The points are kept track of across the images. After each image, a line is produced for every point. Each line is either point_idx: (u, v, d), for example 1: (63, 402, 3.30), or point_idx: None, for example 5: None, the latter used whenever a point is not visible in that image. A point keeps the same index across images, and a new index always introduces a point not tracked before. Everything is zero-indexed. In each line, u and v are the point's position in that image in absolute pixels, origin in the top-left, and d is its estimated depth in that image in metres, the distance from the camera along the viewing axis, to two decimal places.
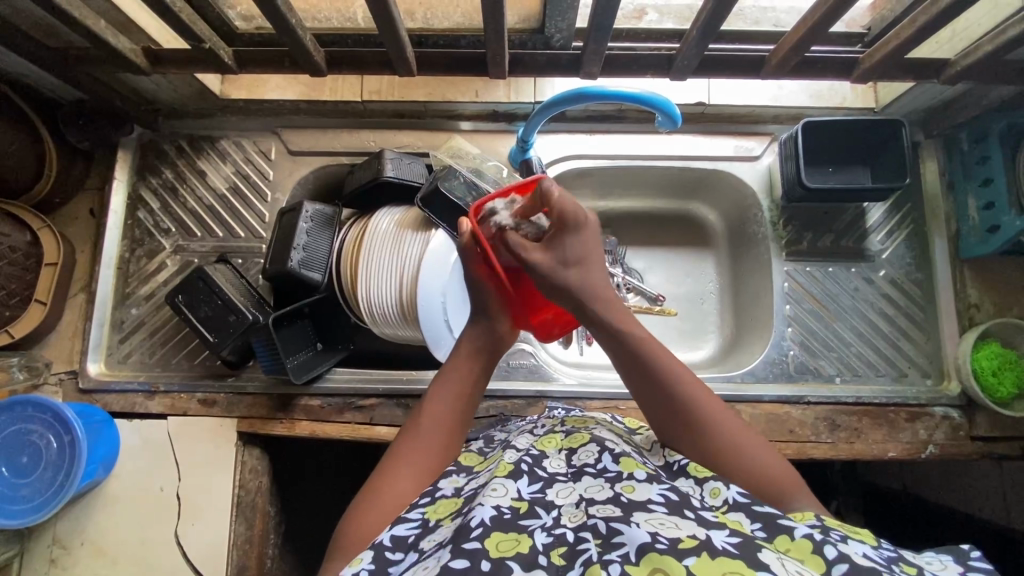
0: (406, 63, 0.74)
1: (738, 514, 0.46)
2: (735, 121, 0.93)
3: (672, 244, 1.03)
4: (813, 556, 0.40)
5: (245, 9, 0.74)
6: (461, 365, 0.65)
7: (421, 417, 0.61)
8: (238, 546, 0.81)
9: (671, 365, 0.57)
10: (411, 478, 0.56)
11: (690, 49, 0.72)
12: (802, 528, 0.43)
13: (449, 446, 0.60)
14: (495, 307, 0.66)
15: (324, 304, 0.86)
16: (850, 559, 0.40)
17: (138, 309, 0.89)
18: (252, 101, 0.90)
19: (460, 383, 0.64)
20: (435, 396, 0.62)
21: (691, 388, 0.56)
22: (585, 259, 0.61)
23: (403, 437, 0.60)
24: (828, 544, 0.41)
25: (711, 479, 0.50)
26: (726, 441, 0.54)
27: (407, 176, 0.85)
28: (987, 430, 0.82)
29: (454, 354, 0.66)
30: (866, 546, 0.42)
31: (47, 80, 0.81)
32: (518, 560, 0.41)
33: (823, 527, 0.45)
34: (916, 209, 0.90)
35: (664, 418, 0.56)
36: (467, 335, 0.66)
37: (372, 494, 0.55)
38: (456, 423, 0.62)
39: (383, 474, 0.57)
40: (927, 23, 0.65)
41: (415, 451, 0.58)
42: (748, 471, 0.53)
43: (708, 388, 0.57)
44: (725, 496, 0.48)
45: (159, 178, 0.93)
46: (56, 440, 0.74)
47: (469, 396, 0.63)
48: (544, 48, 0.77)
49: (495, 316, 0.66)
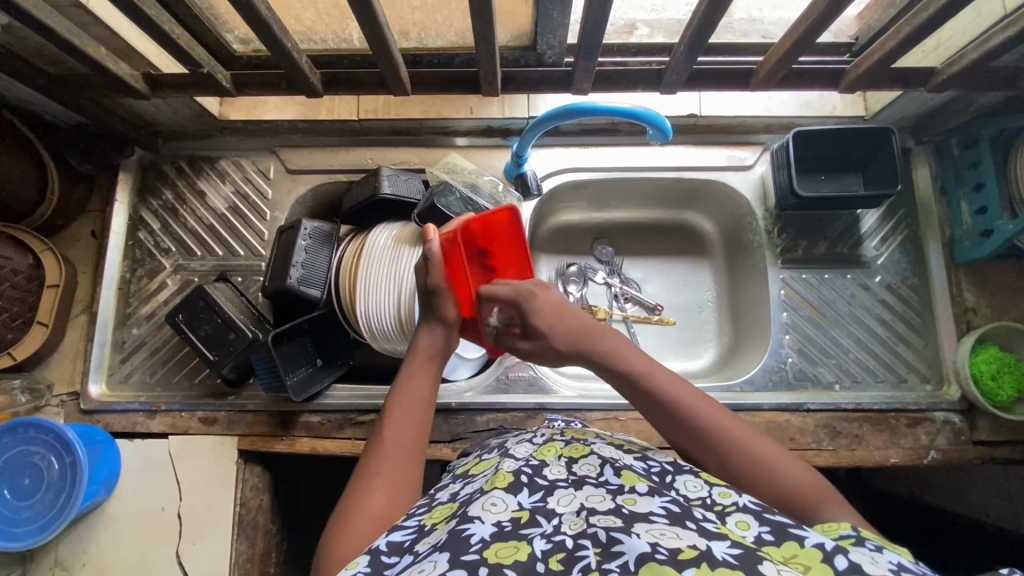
0: (401, 82, 0.75)
1: (746, 515, 0.46)
2: (727, 131, 0.94)
3: (668, 254, 1.04)
4: (820, 562, 0.40)
5: (243, 32, 0.75)
6: (419, 372, 0.66)
7: (387, 428, 0.61)
8: (240, 564, 0.82)
9: (672, 387, 0.58)
10: (383, 491, 0.55)
11: (679, 63, 0.73)
12: (813, 538, 0.42)
13: (416, 458, 0.59)
14: (454, 316, 0.69)
15: (324, 321, 0.87)
16: (861, 569, 0.39)
17: (139, 329, 0.90)
18: (250, 122, 0.92)
19: (418, 388, 0.64)
20: (398, 405, 0.62)
21: (699, 408, 0.57)
22: (559, 315, 0.65)
23: (369, 455, 0.59)
24: (840, 554, 0.40)
25: (721, 483, 0.51)
26: (744, 455, 0.54)
27: (403, 193, 0.86)
28: (989, 434, 0.82)
29: (409, 361, 0.67)
30: (903, 557, 0.42)
31: (49, 105, 0.83)
32: (515, 567, 0.41)
33: (856, 536, 0.45)
34: (910, 215, 0.91)
35: (675, 433, 0.58)
36: (424, 341, 0.69)
37: (345, 512, 0.53)
38: (418, 428, 0.61)
39: (356, 491, 0.55)
40: (912, 33, 0.66)
41: (385, 465, 0.57)
42: (768, 483, 0.52)
43: (717, 405, 0.58)
44: (735, 498, 0.48)
45: (160, 199, 0.94)
46: (57, 461, 0.74)
47: (428, 400, 0.64)
48: (536, 65, 0.78)
49: (453, 327, 0.70)
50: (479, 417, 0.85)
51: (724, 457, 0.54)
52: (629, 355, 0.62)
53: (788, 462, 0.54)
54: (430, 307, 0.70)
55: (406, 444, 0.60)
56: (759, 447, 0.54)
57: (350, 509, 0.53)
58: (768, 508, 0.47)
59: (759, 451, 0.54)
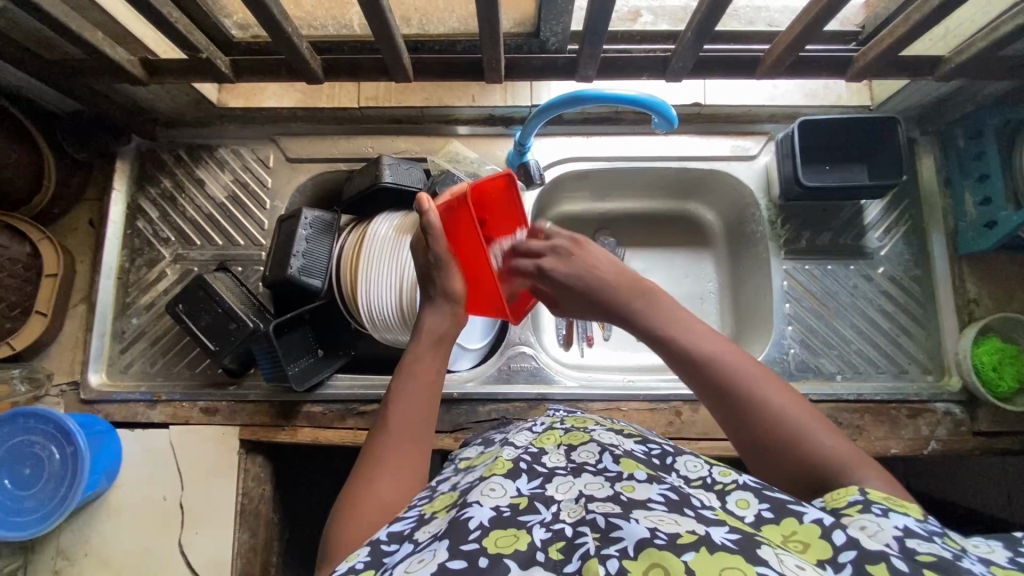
0: (403, 69, 0.74)
1: (745, 494, 0.46)
2: (732, 121, 0.94)
3: (670, 244, 1.03)
4: (820, 540, 0.40)
5: (241, 17, 0.75)
6: (426, 357, 0.64)
7: (390, 414, 0.60)
8: (243, 554, 0.82)
9: (699, 339, 0.57)
10: (390, 480, 0.55)
11: (685, 51, 0.72)
12: (813, 513, 0.42)
13: (422, 446, 0.59)
14: (457, 288, 0.68)
15: (324, 311, 0.88)
16: (859, 544, 0.39)
17: (139, 318, 0.89)
18: (249, 108, 0.92)
19: (426, 373, 0.63)
20: (403, 391, 0.61)
21: (726, 360, 0.55)
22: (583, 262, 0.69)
23: (374, 440, 0.59)
24: (838, 529, 0.41)
25: (720, 462, 0.51)
26: (774, 413, 0.52)
27: (405, 182, 0.85)
28: (989, 425, 0.82)
29: (415, 343, 0.65)
30: (909, 519, 0.43)
31: (46, 93, 0.82)
32: (515, 557, 0.40)
33: (864, 501, 0.44)
34: (914, 206, 0.91)
35: (706, 392, 0.55)
36: (430, 323, 0.67)
37: (352, 499, 0.53)
38: (423, 416, 0.60)
39: (361, 478, 0.55)
40: (920, 21, 0.66)
41: (391, 453, 0.57)
42: (795, 449, 0.50)
43: (751, 360, 0.56)
44: (734, 477, 0.49)
45: (158, 188, 0.93)
46: (58, 451, 0.74)
47: (435, 385, 0.63)
48: (540, 52, 0.77)
49: (455, 299, 0.68)
50: (481, 407, 0.85)
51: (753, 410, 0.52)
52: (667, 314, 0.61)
53: (818, 424, 0.51)
54: (431, 281, 0.68)
55: (414, 435, 0.58)
56: (789, 407, 0.52)
57: (356, 498, 0.53)
58: (767, 486, 0.47)
59: (789, 411, 0.51)
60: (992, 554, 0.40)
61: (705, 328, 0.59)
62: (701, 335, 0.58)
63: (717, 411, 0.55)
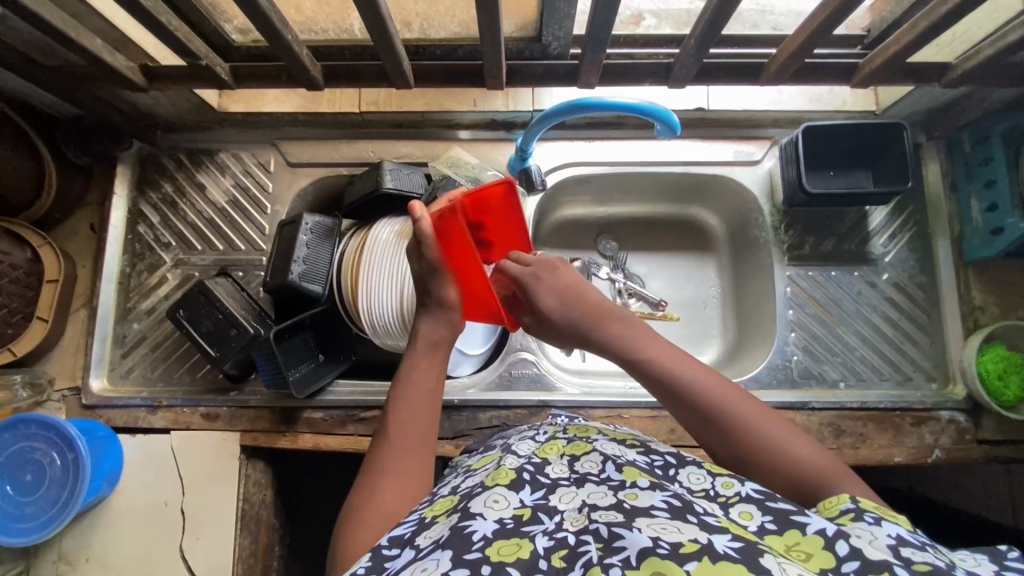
0: (403, 74, 0.73)
1: (748, 506, 0.45)
2: (736, 125, 0.93)
3: (672, 249, 1.03)
4: (825, 551, 0.40)
5: (241, 22, 0.73)
6: (424, 363, 0.64)
7: (390, 422, 0.60)
8: (243, 560, 0.82)
9: (676, 365, 0.57)
10: (393, 487, 0.55)
11: (688, 58, 0.71)
12: (815, 524, 0.42)
13: (425, 451, 0.59)
14: (454, 299, 0.67)
15: (325, 316, 0.88)
16: (862, 554, 0.39)
17: (140, 323, 0.89)
18: (250, 113, 0.91)
19: (424, 379, 0.63)
20: (403, 397, 0.61)
21: (707, 387, 0.55)
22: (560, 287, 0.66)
23: (376, 449, 0.59)
24: (840, 539, 0.40)
25: (724, 472, 0.50)
26: (757, 438, 0.52)
27: (406, 187, 0.85)
28: (993, 434, 0.81)
29: (411, 352, 0.65)
30: (900, 528, 0.42)
31: (45, 97, 0.82)
32: (518, 566, 0.41)
33: (857, 509, 0.44)
34: (920, 212, 0.90)
35: (690, 419, 0.55)
36: (423, 330, 0.66)
37: (357, 508, 0.53)
38: (425, 422, 0.60)
39: (366, 487, 0.55)
40: (927, 28, 0.65)
41: (393, 460, 0.57)
42: (781, 472, 0.51)
43: (729, 382, 0.56)
44: (737, 488, 0.48)
45: (159, 193, 0.92)
46: (59, 457, 0.74)
47: (433, 390, 0.62)
48: (542, 57, 0.76)
49: (453, 309, 0.67)
50: (482, 414, 0.85)
51: (737, 438, 0.53)
52: (641, 338, 0.60)
53: (800, 442, 0.52)
54: (427, 292, 0.67)
55: (415, 442, 0.58)
56: (771, 429, 0.52)
57: (360, 507, 0.53)
58: (770, 496, 0.47)
59: (772, 434, 0.52)
60: (980, 568, 0.40)
61: (679, 350, 0.59)
62: (676, 360, 0.57)
63: (702, 437, 0.55)
